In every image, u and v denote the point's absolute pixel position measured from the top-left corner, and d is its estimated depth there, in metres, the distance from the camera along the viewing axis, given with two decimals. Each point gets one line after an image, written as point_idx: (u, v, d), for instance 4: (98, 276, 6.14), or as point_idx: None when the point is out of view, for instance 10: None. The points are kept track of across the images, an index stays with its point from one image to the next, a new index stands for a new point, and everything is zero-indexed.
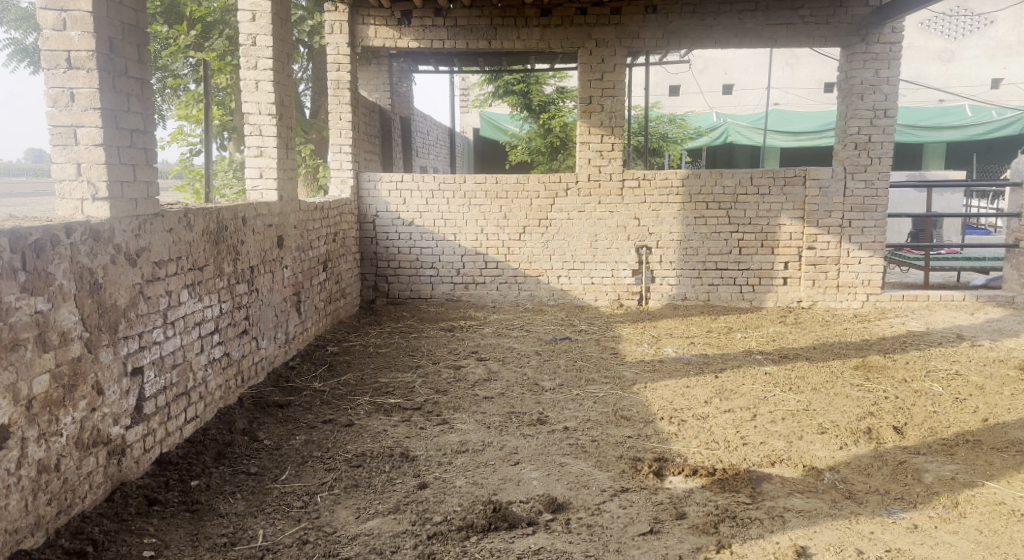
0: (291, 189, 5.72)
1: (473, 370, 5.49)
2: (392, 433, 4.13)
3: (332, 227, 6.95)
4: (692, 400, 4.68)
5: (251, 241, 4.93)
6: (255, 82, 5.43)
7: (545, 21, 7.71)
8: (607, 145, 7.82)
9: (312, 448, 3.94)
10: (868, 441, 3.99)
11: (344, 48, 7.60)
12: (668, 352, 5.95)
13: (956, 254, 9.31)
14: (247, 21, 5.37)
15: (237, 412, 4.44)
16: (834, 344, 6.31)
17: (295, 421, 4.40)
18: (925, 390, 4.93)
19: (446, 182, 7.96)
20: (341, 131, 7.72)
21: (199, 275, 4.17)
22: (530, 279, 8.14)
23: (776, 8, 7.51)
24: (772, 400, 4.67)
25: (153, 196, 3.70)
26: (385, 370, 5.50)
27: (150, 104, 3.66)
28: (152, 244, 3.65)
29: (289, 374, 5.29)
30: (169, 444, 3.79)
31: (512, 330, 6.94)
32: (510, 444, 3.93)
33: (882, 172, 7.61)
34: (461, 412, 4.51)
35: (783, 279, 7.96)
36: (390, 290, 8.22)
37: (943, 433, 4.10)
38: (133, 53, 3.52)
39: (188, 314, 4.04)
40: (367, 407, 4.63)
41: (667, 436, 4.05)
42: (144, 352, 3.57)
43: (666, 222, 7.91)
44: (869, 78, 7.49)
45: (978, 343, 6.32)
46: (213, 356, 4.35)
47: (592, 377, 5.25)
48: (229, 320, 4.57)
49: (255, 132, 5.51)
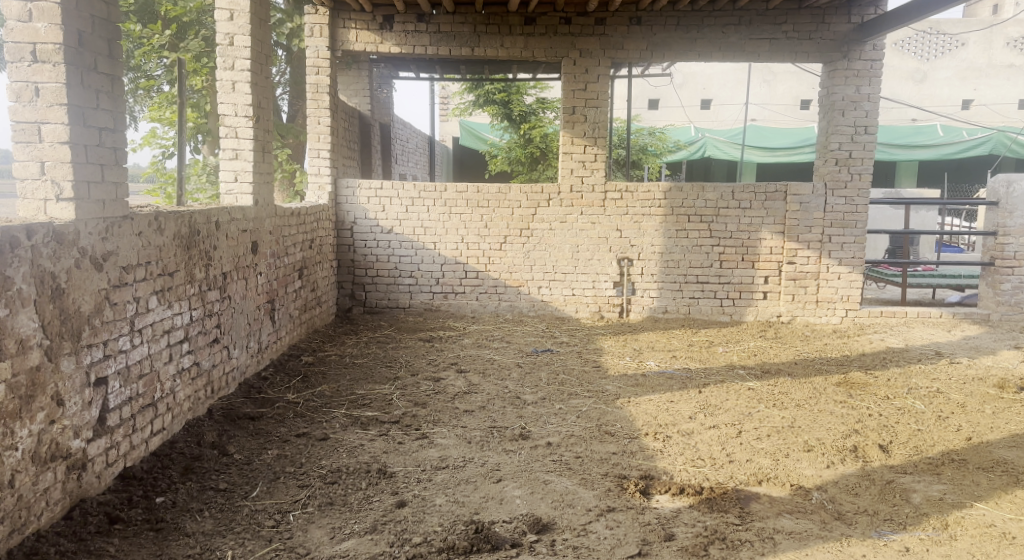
0: (267, 193, 5.56)
1: (453, 382, 5.35)
2: (369, 448, 3.98)
3: (309, 233, 6.78)
4: (676, 415, 4.60)
5: (224, 246, 4.76)
6: (232, 83, 5.27)
7: (530, 29, 7.64)
8: (590, 156, 7.77)
9: (284, 463, 3.77)
10: (854, 459, 3.94)
11: (324, 52, 7.47)
12: (650, 366, 5.88)
13: (932, 272, 9.41)
14: (225, 20, 5.22)
15: (206, 425, 4.25)
16: (815, 360, 6.29)
17: (268, 434, 4.23)
18: (907, 407, 4.92)
19: (427, 190, 7.84)
20: (320, 135, 7.55)
21: (169, 281, 4.00)
22: (510, 289, 8.04)
23: (759, 23, 7.56)
24: (756, 416, 4.60)
25: (122, 198, 3.53)
26: (361, 382, 5.34)
27: (121, 102, 3.49)
28: (120, 247, 3.49)
29: (261, 385, 5.10)
30: (133, 459, 3.60)
31: (492, 341, 6.82)
32: (492, 461, 3.80)
33: (861, 189, 7.66)
34: (440, 426, 4.37)
35: (763, 294, 7.96)
36: (368, 299, 8.05)
37: (928, 452, 4.07)
38: (103, 48, 3.35)
39: (156, 322, 3.87)
40: (343, 420, 4.47)
41: (653, 452, 3.96)
42: (108, 361, 3.39)
43: (648, 234, 7.87)
44: (850, 95, 7.55)
45: (956, 361, 6.35)
46: (182, 366, 4.17)
47: (574, 390, 5.14)
48: (200, 328, 4.40)
49: (230, 135, 5.30)
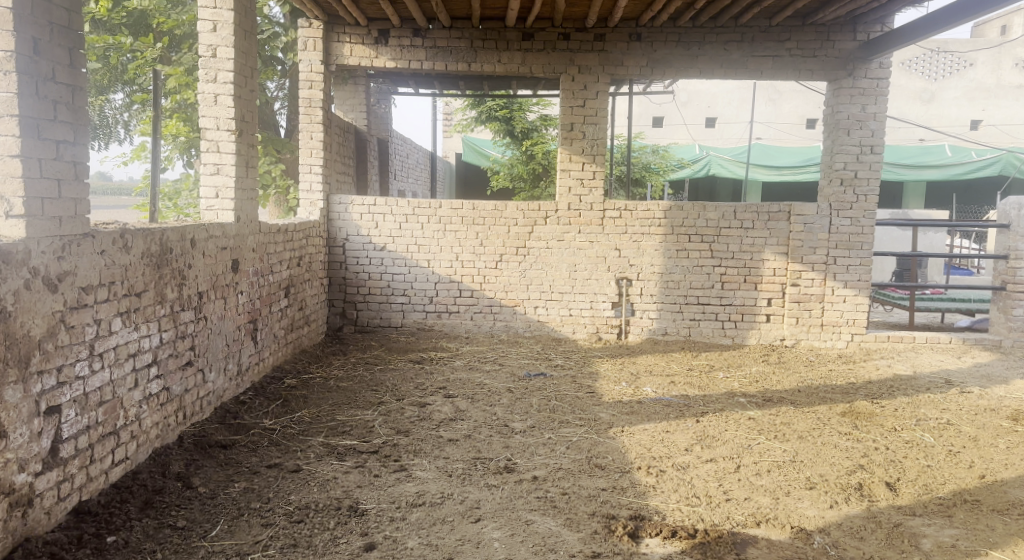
0: (250, 210, 5.37)
1: (440, 408, 5.11)
2: (343, 482, 3.75)
3: (297, 250, 6.58)
4: (672, 447, 4.31)
5: (201, 265, 4.57)
6: (214, 96, 5.10)
7: (527, 44, 7.49)
8: (588, 174, 7.59)
9: (250, 499, 3.55)
10: (859, 499, 3.67)
11: (317, 66, 7.33)
12: (647, 393, 5.61)
13: (941, 295, 9.16)
14: (207, 31, 5.06)
15: (174, 454, 4.04)
16: (820, 388, 6.01)
17: (238, 464, 4.01)
18: (916, 440, 4.65)
19: (421, 206, 7.66)
20: (312, 150, 7.39)
21: (135, 302, 3.80)
22: (506, 309, 7.82)
23: (762, 39, 7.39)
24: (757, 449, 4.33)
25: (82, 215, 3.34)
26: (344, 407, 5.11)
27: (83, 114, 3.32)
28: (79, 267, 3.29)
29: (238, 410, 4.88)
30: (90, 492, 3.39)
31: (484, 364, 6.57)
32: (472, 497, 3.56)
33: (868, 209, 7.44)
34: (421, 457, 4.13)
35: (766, 316, 7.71)
36: (359, 318, 7.84)
37: (939, 491, 3.81)
38: (63, 57, 3.18)
39: (121, 346, 3.67)
40: (318, 449, 4.24)
41: (645, 489, 3.68)
42: (62, 389, 3.19)
43: (647, 254, 7.66)
44: (855, 114, 7.35)
45: (967, 390, 6.06)
46: (149, 391, 3.96)
47: (566, 418, 4.89)
48: (171, 351, 4.20)
49: (212, 149, 5.14)
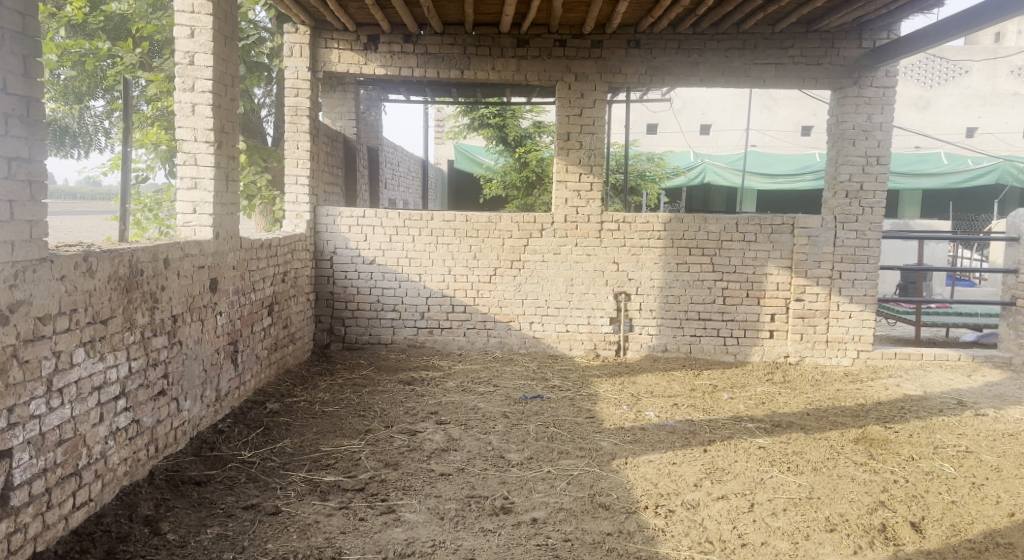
0: (230, 225, 5.07)
1: (432, 437, 4.81)
2: (325, 527, 3.45)
3: (281, 266, 6.27)
4: (680, 482, 4.04)
5: (175, 286, 4.27)
6: (191, 105, 4.80)
7: (523, 52, 7.23)
8: (585, 185, 7.33)
9: (223, 548, 3.25)
10: (884, 543, 3.40)
11: (304, 73, 7.05)
12: (649, 418, 5.32)
13: (947, 309, 8.95)
14: (185, 37, 4.77)
15: (143, 494, 3.73)
16: (829, 410, 5.75)
17: (212, 505, 3.70)
18: (936, 471, 4.40)
19: (412, 218, 7.38)
20: (298, 160, 7.09)
21: (101, 330, 3.50)
22: (500, 325, 7.53)
23: (765, 47, 7.16)
24: (770, 484, 4.05)
25: (37, 238, 3.02)
26: (329, 436, 4.81)
27: (38, 127, 3.03)
28: (35, 295, 2.99)
29: (215, 441, 4.57)
30: (46, 541, 3.08)
31: (478, 385, 6.26)
32: (466, 546, 3.26)
33: (874, 222, 7.21)
34: (410, 495, 3.83)
35: (769, 332, 7.45)
36: (347, 334, 7.53)
37: (968, 533, 3.54)
38: (16, 66, 2.89)
39: (83, 379, 3.36)
40: (299, 487, 3.94)
41: (653, 534, 3.40)
42: (14, 431, 2.88)
43: (646, 267, 7.39)
44: (861, 123, 7.12)
45: (982, 413, 5.81)
46: (116, 425, 3.65)
47: (566, 448, 4.60)
48: (142, 381, 3.89)
49: (190, 161, 4.85)
